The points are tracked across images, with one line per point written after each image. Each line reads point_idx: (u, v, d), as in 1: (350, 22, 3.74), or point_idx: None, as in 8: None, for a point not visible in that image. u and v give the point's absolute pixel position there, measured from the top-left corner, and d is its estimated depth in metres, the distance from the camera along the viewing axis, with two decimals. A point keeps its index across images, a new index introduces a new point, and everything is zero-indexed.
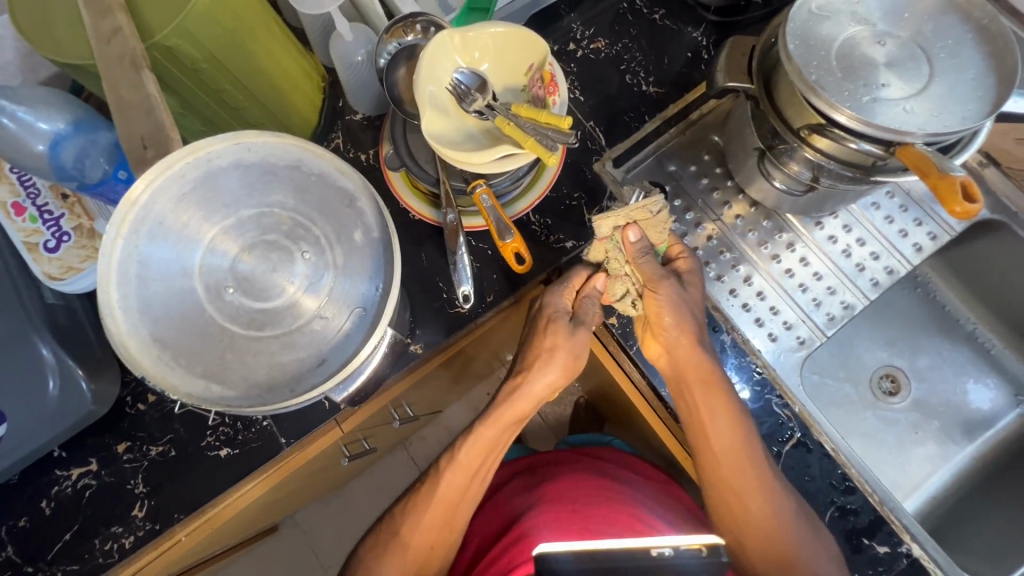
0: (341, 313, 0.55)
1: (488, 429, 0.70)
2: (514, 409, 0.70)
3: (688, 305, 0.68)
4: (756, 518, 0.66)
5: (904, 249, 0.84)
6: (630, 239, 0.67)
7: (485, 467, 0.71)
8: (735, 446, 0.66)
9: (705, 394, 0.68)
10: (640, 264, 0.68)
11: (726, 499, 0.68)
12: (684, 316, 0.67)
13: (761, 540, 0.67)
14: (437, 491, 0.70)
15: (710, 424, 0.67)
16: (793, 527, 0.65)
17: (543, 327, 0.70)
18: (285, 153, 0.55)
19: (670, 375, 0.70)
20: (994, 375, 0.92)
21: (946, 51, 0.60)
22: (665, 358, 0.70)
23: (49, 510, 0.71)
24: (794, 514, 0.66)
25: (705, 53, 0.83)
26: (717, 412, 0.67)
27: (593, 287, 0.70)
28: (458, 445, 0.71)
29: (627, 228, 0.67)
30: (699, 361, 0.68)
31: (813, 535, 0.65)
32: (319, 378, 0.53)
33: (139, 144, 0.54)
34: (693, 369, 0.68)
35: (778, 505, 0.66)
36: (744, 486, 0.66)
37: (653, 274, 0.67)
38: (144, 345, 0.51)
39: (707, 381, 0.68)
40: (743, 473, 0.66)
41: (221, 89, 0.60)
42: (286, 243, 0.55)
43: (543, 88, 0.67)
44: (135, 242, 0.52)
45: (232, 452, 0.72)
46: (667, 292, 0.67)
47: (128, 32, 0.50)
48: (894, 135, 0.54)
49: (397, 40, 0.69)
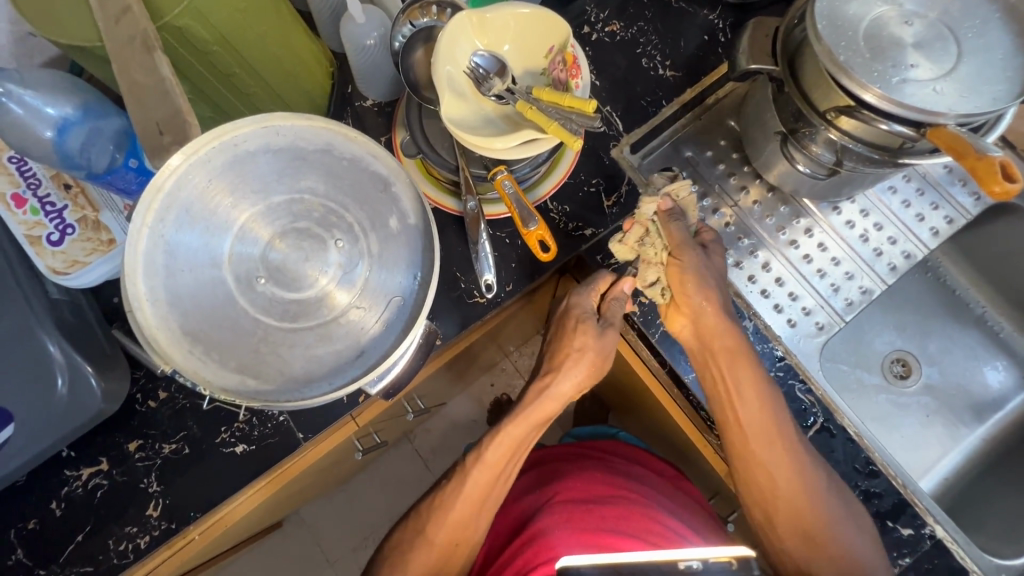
0: (377, 305, 0.53)
1: (516, 429, 0.69)
2: (542, 410, 0.70)
3: (712, 277, 0.67)
4: (783, 494, 0.66)
5: (921, 233, 0.84)
6: (665, 208, 0.69)
7: (511, 466, 0.70)
8: (763, 424, 0.66)
9: (731, 364, 0.67)
10: (670, 230, 0.68)
11: (754, 476, 0.67)
12: (709, 287, 0.66)
13: (793, 515, 0.66)
14: (463, 490, 0.68)
15: (735, 396, 0.66)
16: (827, 501, 0.65)
17: (571, 325, 0.70)
18: (315, 136, 0.54)
19: (693, 346, 0.69)
20: (1003, 357, 0.93)
21: (973, 31, 0.60)
22: (688, 329, 0.68)
23: (59, 511, 0.69)
24: (828, 491, 0.65)
25: (722, 35, 0.82)
26: (743, 389, 0.66)
27: (620, 289, 0.69)
28: (484, 445, 0.69)
29: (662, 201, 0.69)
30: (724, 331, 0.67)
31: (844, 511, 0.65)
32: (356, 370, 0.52)
33: (155, 130, 0.52)
34: (718, 338, 0.67)
35: (810, 487, 0.65)
36: (772, 463, 0.65)
37: (682, 238, 0.67)
38: (176, 340, 0.49)
39: (733, 351, 0.67)
40: (772, 448, 0.66)
41: (231, 73, 0.57)
42: (319, 231, 0.53)
43: (565, 70, 0.66)
44: (161, 231, 0.50)
45: (249, 448, 0.70)
46: (692, 259, 0.66)
47: (138, 12, 0.48)
48: (927, 115, 0.53)
49: (411, 22, 0.68)
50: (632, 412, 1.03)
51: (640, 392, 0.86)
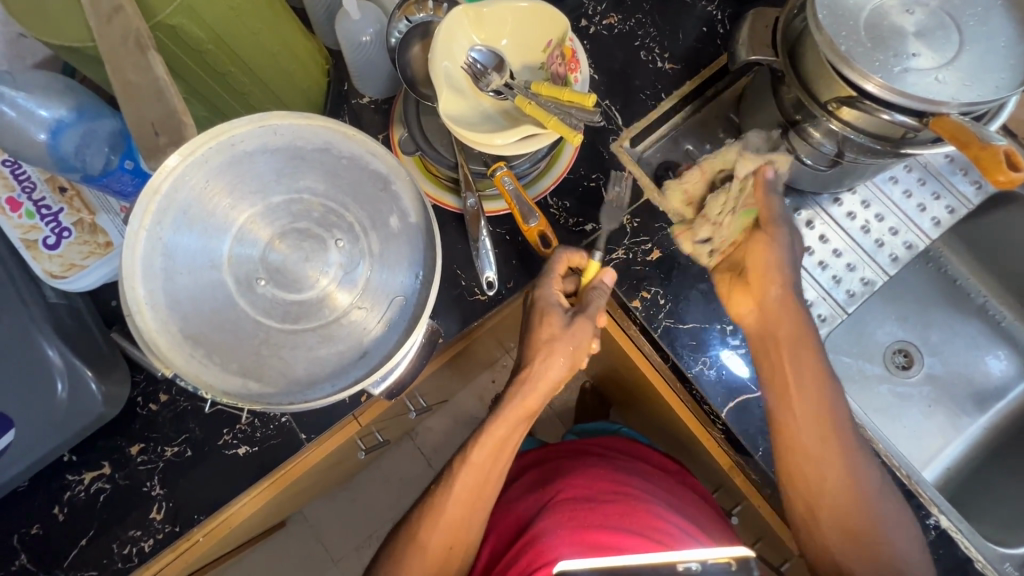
0: (380, 304, 0.52)
1: (498, 428, 0.68)
2: (524, 406, 0.67)
3: (795, 257, 0.66)
4: (832, 489, 0.62)
5: (922, 223, 0.83)
6: (766, 176, 0.66)
7: (498, 467, 0.69)
8: (816, 418, 0.63)
9: (793, 354, 0.64)
10: (767, 201, 0.65)
11: (800, 472, 0.63)
12: (786, 268, 0.65)
13: (841, 517, 0.62)
14: (453, 492, 0.68)
15: (795, 384, 0.63)
16: (875, 504, 0.62)
17: (536, 319, 0.67)
18: (313, 135, 0.53)
19: (756, 331, 0.67)
20: (1005, 346, 0.92)
21: (975, 19, 0.59)
22: (754, 314, 0.67)
23: (62, 516, 0.69)
24: (877, 490, 0.62)
25: (721, 26, 0.81)
26: (804, 376, 0.63)
27: (602, 281, 0.67)
28: (468, 445, 0.69)
29: (763, 168, 0.66)
30: (792, 320, 0.64)
31: (895, 518, 0.62)
32: (360, 371, 0.51)
33: (149, 130, 0.51)
34: (783, 326, 0.64)
35: (861, 482, 0.62)
36: (824, 458, 0.62)
37: (776, 213, 0.65)
38: (176, 343, 0.49)
39: (797, 340, 0.64)
40: (824, 442, 0.62)
41: (226, 72, 0.56)
42: (318, 231, 0.53)
43: (563, 64, 0.65)
44: (159, 233, 0.49)
45: (252, 450, 0.70)
46: (783, 234, 0.65)
47: (131, 12, 0.47)
48: (929, 105, 0.53)
49: (408, 18, 0.67)
50: (633, 407, 1.03)
51: (642, 387, 0.87)
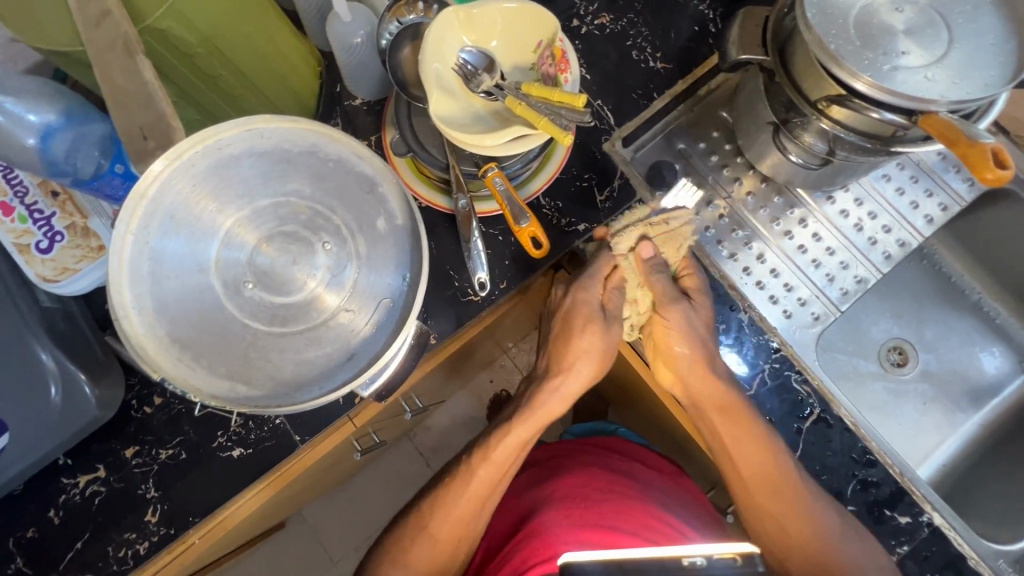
0: (367, 307, 0.53)
1: (524, 429, 0.70)
2: (554, 407, 0.71)
3: (697, 330, 0.69)
4: (796, 536, 0.67)
5: (915, 221, 0.84)
6: (643, 255, 0.70)
7: (515, 465, 0.70)
8: (764, 476, 0.66)
9: (726, 421, 0.68)
10: (652, 282, 0.70)
11: (765, 524, 0.69)
12: (693, 340, 0.68)
13: (810, 559, 0.67)
14: (467, 489, 0.68)
15: (733, 450, 0.67)
16: (841, 543, 0.65)
17: (579, 324, 0.70)
18: (299, 137, 0.53)
19: (687, 402, 0.71)
20: (1000, 343, 0.92)
21: (965, 16, 0.59)
22: (677, 386, 0.71)
23: (57, 519, 0.69)
24: (840, 530, 0.65)
25: (713, 26, 0.81)
26: (741, 442, 0.67)
27: (620, 279, 0.71)
28: (491, 443, 0.69)
29: (639, 247, 0.70)
30: (713, 387, 0.68)
31: (863, 554, 0.64)
32: (348, 373, 0.51)
33: (138, 134, 0.51)
34: (708, 398, 0.69)
35: (820, 525, 0.65)
36: (782, 513, 0.66)
37: (664, 292, 0.69)
38: (164, 347, 0.49)
39: (724, 408, 0.68)
40: (777, 496, 0.66)
41: (216, 75, 0.56)
42: (306, 234, 0.53)
43: (554, 65, 0.65)
44: (146, 238, 0.49)
45: (246, 452, 0.70)
46: (678, 315, 0.68)
47: (119, 16, 0.46)
48: (918, 103, 0.53)
49: (399, 19, 0.67)
50: (630, 406, 1.03)
51: (637, 387, 0.87)
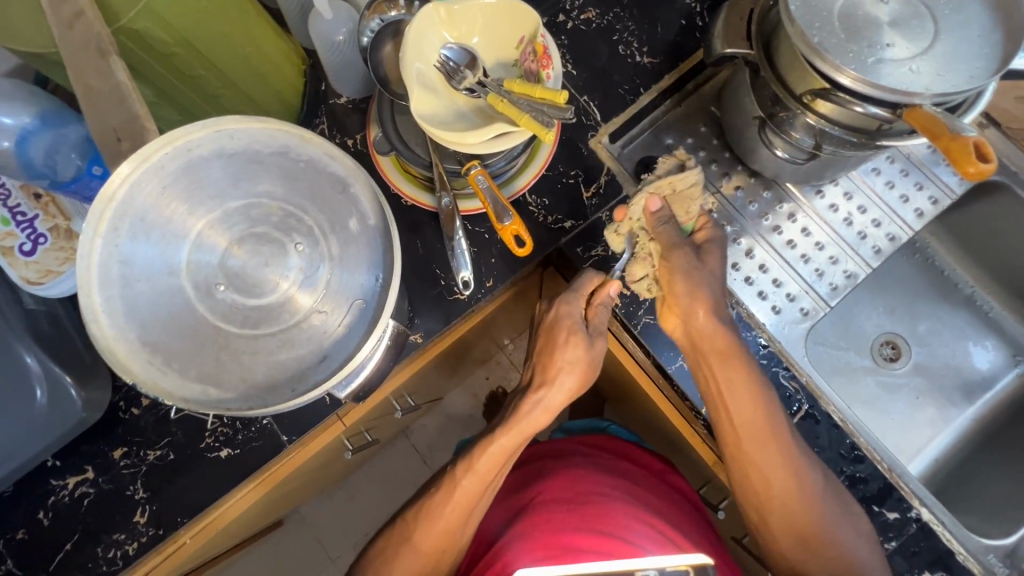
0: (340, 308, 0.52)
1: (506, 438, 0.66)
2: (535, 421, 0.67)
3: (703, 278, 0.66)
4: (777, 496, 0.65)
5: (906, 215, 0.83)
6: (652, 208, 0.68)
7: (500, 474, 0.68)
8: (757, 420, 0.64)
9: (723, 366, 0.65)
10: (658, 232, 0.68)
11: (747, 479, 0.66)
12: (699, 287, 0.65)
13: (789, 520, 0.65)
14: (451, 499, 0.67)
15: (729, 398, 0.65)
16: (821, 502, 0.64)
17: (562, 337, 0.67)
18: (270, 138, 0.53)
19: (685, 344, 0.68)
20: (993, 337, 0.92)
21: (950, 7, 0.59)
22: (681, 328, 0.68)
23: (47, 521, 0.70)
24: (822, 488, 0.64)
25: (700, 19, 0.80)
26: (735, 386, 0.65)
27: (606, 293, 0.68)
28: (475, 453, 0.68)
29: (649, 201, 0.68)
30: (716, 332, 0.65)
31: (841, 514, 0.64)
32: (321, 375, 0.52)
33: (112, 137, 0.51)
34: (709, 339, 0.66)
35: (804, 482, 0.64)
36: (771, 472, 0.64)
37: (671, 241, 0.68)
38: (135, 351, 0.49)
39: (724, 353, 0.65)
40: (765, 448, 0.64)
41: (195, 75, 0.56)
42: (277, 235, 0.53)
43: (536, 61, 0.64)
44: (115, 241, 0.49)
45: (233, 453, 0.70)
46: (681, 260, 0.66)
47: (91, 16, 0.47)
48: (902, 96, 0.52)
49: (380, 17, 0.66)
50: (624, 402, 1.03)
51: (628, 383, 0.87)
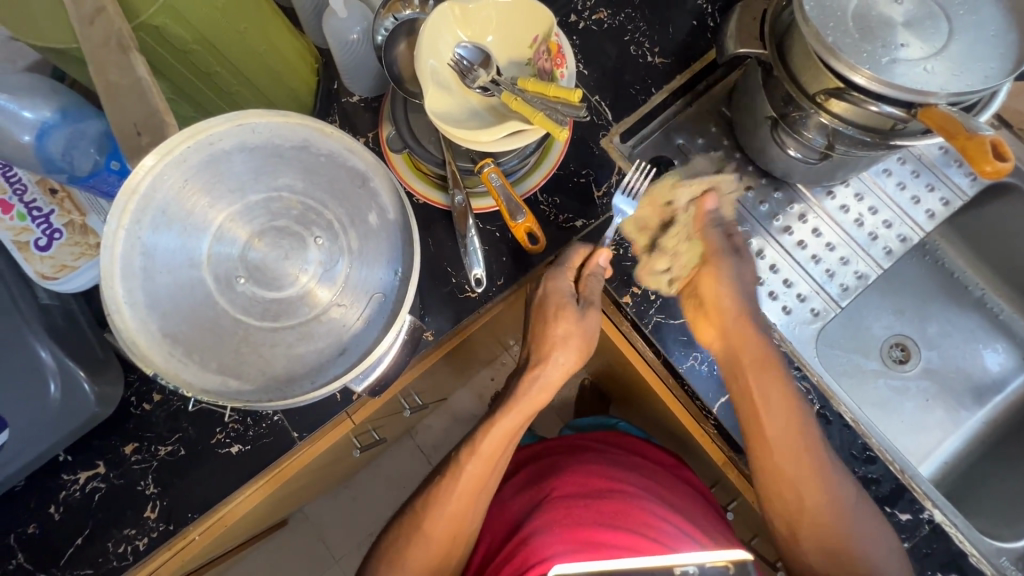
0: (359, 302, 0.53)
1: (508, 418, 0.67)
2: (532, 400, 0.68)
3: (741, 286, 0.71)
4: (808, 508, 0.65)
5: (917, 216, 0.83)
6: (705, 208, 0.72)
7: (505, 456, 0.69)
8: (789, 429, 0.65)
9: (760, 379, 0.67)
10: (705, 236, 0.72)
11: (778, 492, 0.66)
12: (739, 296, 0.70)
13: (818, 534, 0.65)
14: (459, 486, 0.67)
15: (764, 411, 0.66)
16: (852, 516, 0.64)
17: (551, 311, 0.67)
18: (291, 133, 0.53)
19: (724, 360, 0.69)
20: (1004, 340, 0.91)
21: (965, 8, 0.59)
22: (719, 343, 0.70)
23: (58, 515, 0.70)
24: (853, 502, 0.64)
25: (711, 20, 0.80)
26: (770, 401, 0.66)
27: (595, 263, 0.68)
28: (476, 437, 0.68)
29: (703, 197, 0.72)
30: (754, 346, 0.68)
31: (873, 529, 0.64)
32: (339, 368, 0.52)
33: (131, 131, 0.51)
34: (747, 353, 0.68)
35: (834, 497, 0.64)
36: (801, 480, 0.64)
37: (716, 246, 0.71)
38: (156, 342, 0.49)
39: (763, 366, 0.67)
40: (797, 459, 0.64)
41: (212, 72, 0.56)
42: (298, 228, 0.53)
43: (549, 60, 0.65)
44: (137, 232, 0.49)
45: (245, 449, 0.70)
46: (726, 266, 0.71)
47: (113, 12, 0.47)
48: (918, 96, 0.52)
49: (394, 15, 0.67)
50: (632, 404, 1.03)
51: (637, 383, 0.86)
